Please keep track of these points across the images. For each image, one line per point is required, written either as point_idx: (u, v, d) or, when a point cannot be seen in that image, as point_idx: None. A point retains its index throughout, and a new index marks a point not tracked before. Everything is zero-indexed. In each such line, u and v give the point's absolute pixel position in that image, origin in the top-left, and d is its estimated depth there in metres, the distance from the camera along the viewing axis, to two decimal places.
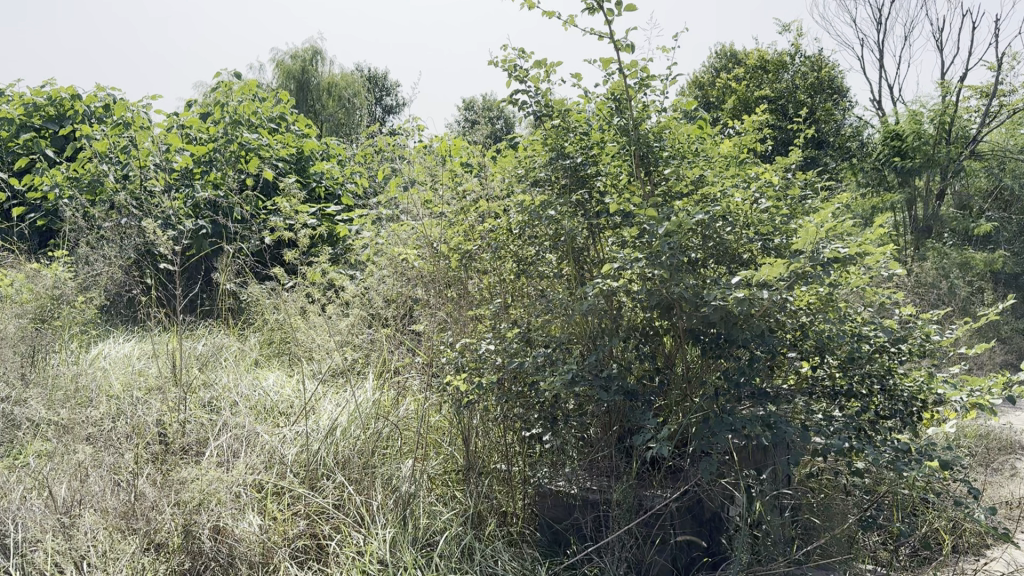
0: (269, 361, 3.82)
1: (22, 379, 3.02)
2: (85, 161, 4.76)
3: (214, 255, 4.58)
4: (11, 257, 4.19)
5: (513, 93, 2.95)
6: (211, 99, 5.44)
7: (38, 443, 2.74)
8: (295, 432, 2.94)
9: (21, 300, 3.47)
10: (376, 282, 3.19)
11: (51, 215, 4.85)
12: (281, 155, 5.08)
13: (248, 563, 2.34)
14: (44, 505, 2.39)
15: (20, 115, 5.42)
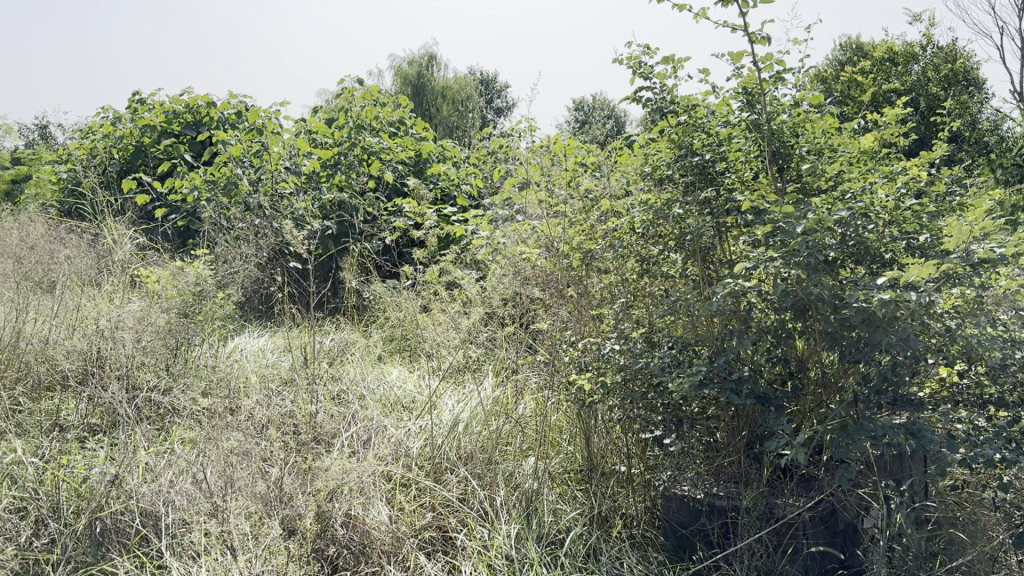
0: (391, 356, 3.94)
1: (169, 370, 3.21)
2: (221, 165, 5.01)
3: (341, 255, 4.75)
4: (155, 255, 4.48)
5: (637, 90, 2.85)
6: (335, 105, 5.64)
7: (183, 431, 2.91)
8: (419, 425, 3.04)
9: (167, 297, 3.73)
10: (496, 282, 3.25)
11: (190, 214, 5.14)
12: (402, 158, 5.20)
13: (379, 550, 2.42)
14: (193, 488, 2.54)
15: (161, 122, 5.78)
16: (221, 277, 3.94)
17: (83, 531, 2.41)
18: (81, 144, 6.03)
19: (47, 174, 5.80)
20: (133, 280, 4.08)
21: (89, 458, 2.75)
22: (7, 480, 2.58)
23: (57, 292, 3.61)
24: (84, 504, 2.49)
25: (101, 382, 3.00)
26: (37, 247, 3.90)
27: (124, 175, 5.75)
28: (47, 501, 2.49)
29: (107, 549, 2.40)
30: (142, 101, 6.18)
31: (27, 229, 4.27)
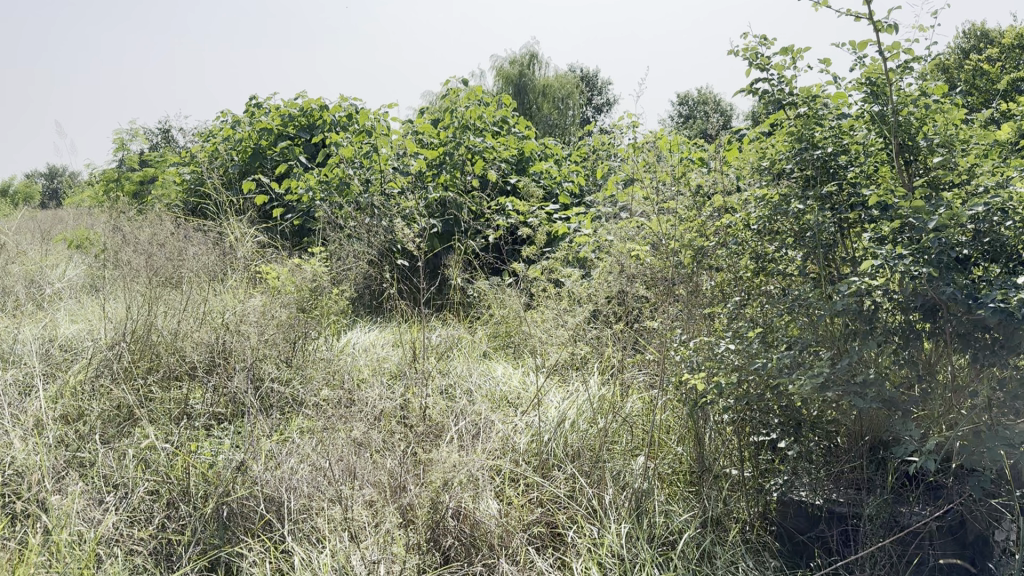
0: (496, 352, 3.98)
1: (290, 363, 3.37)
2: (333, 166, 5.19)
3: (448, 253, 4.85)
4: (273, 253, 4.69)
5: (753, 82, 2.78)
6: (441, 106, 5.76)
7: (303, 421, 3.04)
8: (526, 421, 3.07)
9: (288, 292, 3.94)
10: (604, 279, 3.24)
11: (305, 213, 5.33)
12: (506, 157, 5.26)
13: (489, 543, 2.46)
14: (313, 477, 2.64)
15: (278, 125, 6.03)
16: (335, 273, 4.16)
17: (211, 514, 2.52)
18: (203, 147, 6.34)
19: (173, 176, 6.13)
20: (253, 276, 4.29)
21: (215, 444, 2.88)
22: (142, 463, 2.73)
23: (183, 287, 3.81)
24: (212, 488, 2.61)
25: (227, 373, 3.15)
26: (166, 244, 4.12)
27: (243, 176, 6.01)
28: (178, 484, 2.62)
29: (233, 532, 2.51)
30: (258, 105, 6.45)
31: (156, 228, 4.52)
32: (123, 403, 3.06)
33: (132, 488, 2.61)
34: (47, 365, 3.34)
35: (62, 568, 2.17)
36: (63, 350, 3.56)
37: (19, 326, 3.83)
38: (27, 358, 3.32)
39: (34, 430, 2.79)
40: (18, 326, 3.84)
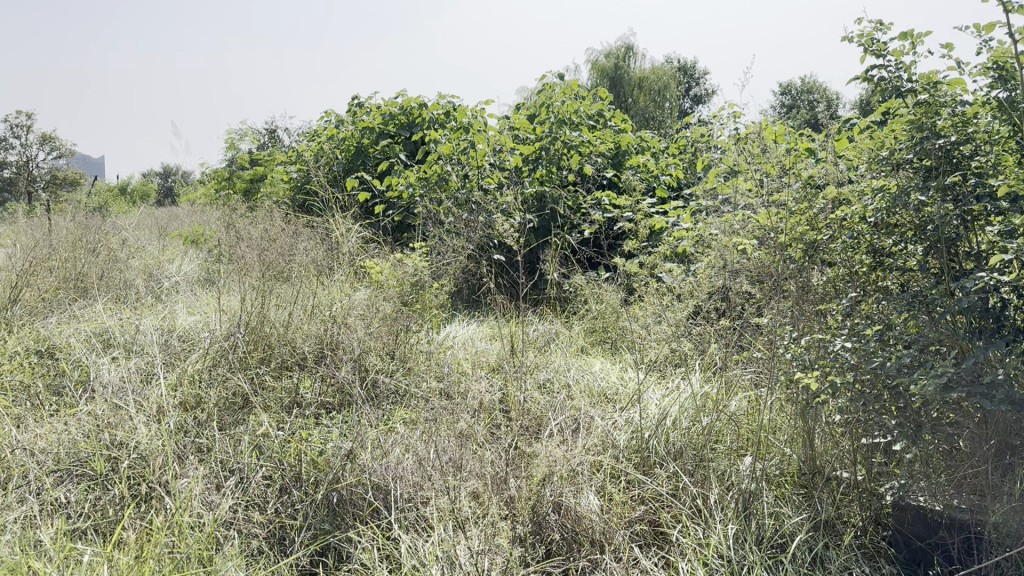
0: (594, 347, 3.97)
1: (394, 355, 3.52)
2: (432, 163, 5.29)
3: (545, 248, 4.88)
4: (374, 248, 4.81)
5: (868, 69, 2.67)
6: (538, 101, 5.78)
7: (407, 413, 3.12)
8: (626, 417, 3.06)
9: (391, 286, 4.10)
10: (707, 274, 3.19)
11: (405, 209, 5.45)
12: (602, 151, 5.24)
13: (590, 539, 2.46)
14: (418, 467, 2.69)
15: (379, 124, 6.18)
16: (436, 268, 4.24)
17: (321, 500, 2.63)
18: (308, 147, 6.57)
19: (280, 174, 6.38)
20: (357, 271, 4.42)
21: (324, 433, 2.99)
22: (257, 449, 2.85)
23: (292, 281, 3.96)
24: (322, 475, 2.72)
25: (335, 364, 3.30)
26: (276, 240, 4.29)
27: (346, 174, 6.20)
28: (291, 470, 2.73)
29: (342, 519, 2.59)
30: (360, 105, 6.62)
31: (265, 224, 4.71)
32: (239, 391, 3.20)
33: (248, 473, 2.73)
34: (168, 354, 3.52)
35: (185, 546, 2.28)
36: (181, 340, 3.75)
37: (141, 317, 4.06)
38: (149, 348, 3.52)
39: (158, 415, 2.95)
40: (141, 317, 4.07)
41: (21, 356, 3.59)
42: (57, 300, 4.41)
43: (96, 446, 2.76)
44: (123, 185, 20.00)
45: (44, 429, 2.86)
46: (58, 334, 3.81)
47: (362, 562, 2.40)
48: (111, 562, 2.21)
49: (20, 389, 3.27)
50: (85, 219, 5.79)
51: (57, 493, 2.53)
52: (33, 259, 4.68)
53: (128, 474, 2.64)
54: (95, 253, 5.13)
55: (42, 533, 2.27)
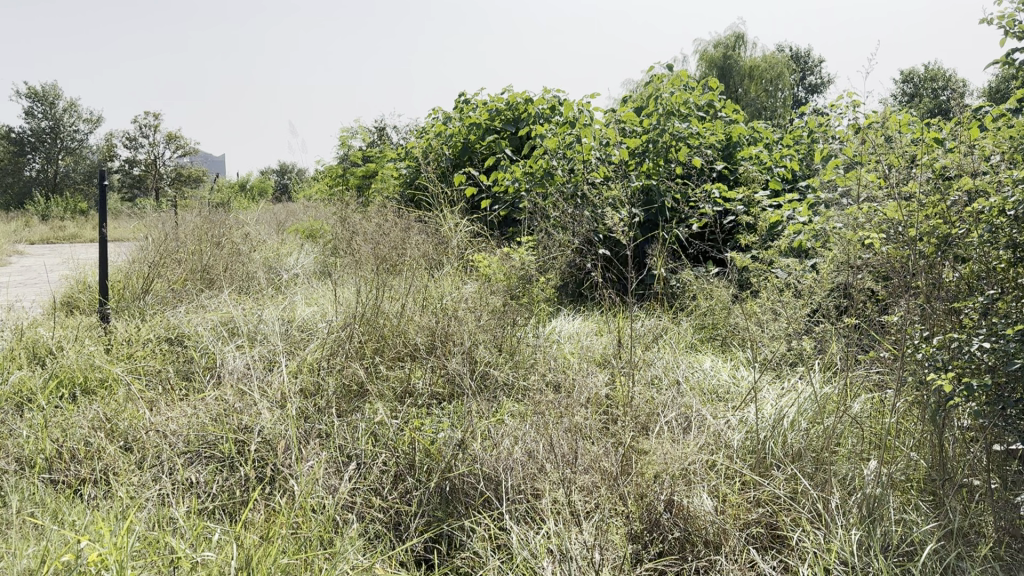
0: (703, 344, 3.91)
1: (502, 348, 3.57)
2: (539, 158, 5.32)
3: (653, 243, 4.85)
4: (481, 243, 4.88)
5: (1009, 52, 2.51)
6: (646, 93, 5.74)
7: (517, 406, 3.15)
8: (740, 417, 3.00)
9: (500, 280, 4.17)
10: (826, 271, 3.09)
11: (511, 204, 5.55)
12: (712, 142, 5.14)
13: (704, 539, 2.40)
14: (528, 461, 2.71)
15: (485, 120, 6.25)
16: (542, 262, 4.31)
17: (434, 488, 2.69)
18: (417, 144, 6.74)
19: (390, 171, 6.55)
20: (465, 265, 4.49)
21: (436, 423, 3.06)
22: (373, 436, 2.94)
23: (403, 274, 4.06)
24: (435, 463, 2.78)
25: (446, 354, 3.37)
26: (388, 234, 4.42)
27: (453, 169, 6.31)
28: (405, 458, 2.81)
29: (454, 507, 2.63)
30: (467, 101, 6.72)
31: (377, 219, 4.85)
32: (355, 380, 3.31)
33: (365, 460, 2.81)
34: (289, 343, 3.68)
35: (307, 529, 2.36)
36: (300, 330, 3.91)
37: (263, 308, 4.26)
38: (271, 337, 3.68)
39: (280, 402, 3.08)
40: (263, 308, 4.27)
41: (155, 343, 3.82)
42: (187, 291, 4.69)
43: (224, 429, 2.90)
44: (243, 181, 21.08)
45: (177, 411, 3.03)
46: (188, 323, 4.04)
47: (474, 551, 2.42)
48: (239, 540, 2.31)
49: (155, 373, 3.48)
50: (209, 214, 6.10)
51: (189, 473, 2.67)
52: (165, 252, 4.98)
53: (253, 457, 2.76)
54: (219, 246, 5.42)
55: (177, 511, 2.40)
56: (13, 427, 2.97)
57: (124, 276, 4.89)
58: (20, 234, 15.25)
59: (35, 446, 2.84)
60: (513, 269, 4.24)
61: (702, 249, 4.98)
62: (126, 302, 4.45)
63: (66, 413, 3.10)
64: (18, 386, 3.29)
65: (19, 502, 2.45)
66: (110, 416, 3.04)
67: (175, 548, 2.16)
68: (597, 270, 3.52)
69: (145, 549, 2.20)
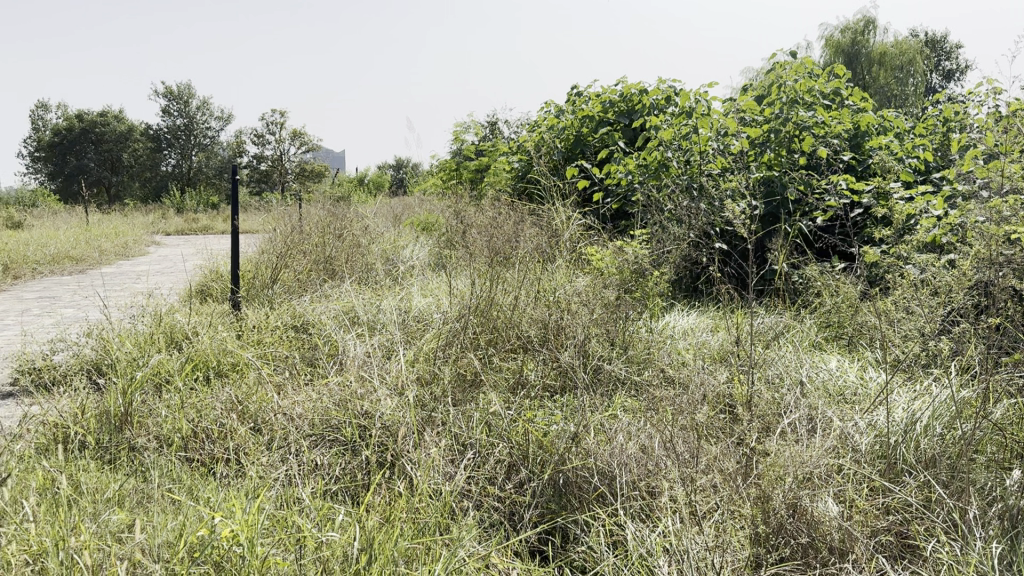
0: (826, 344, 3.78)
1: (616, 342, 3.55)
2: (654, 150, 5.28)
3: (775, 238, 4.76)
4: (593, 236, 4.87)
5: None
6: (768, 82, 5.60)
7: (630, 401, 3.13)
8: (868, 420, 2.88)
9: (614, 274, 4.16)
10: (963, 267, 2.92)
11: (624, 197, 5.55)
12: (838, 132, 4.96)
13: (829, 546, 2.29)
14: (643, 457, 2.67)
15: (599, 112, 6.24)
16: (656, 256, 4.28)
17: (549, 481, 2.69)
18: (529, 137, 6.80)
19: (503, 164, 6.64)
20: (577, 259, 4.50)
21: (549, 415, 3.07)
22: (488, 426, 2.98)
23: (516, 266, 4.11)
24: (548, 456, 2.79)
25: (558, 346, 3.39)
26: (502, 227, 4.48)
27: (566, 162, 6.33)
28: (519, 449, 2.83)
29: (568, 500, 2.63)
30: (580, 93, 6.73)
31: (490, 212, 4.92)
32: (469, 370, 3.37)
33: (481, 449, 2.85)
34: (407, 333, 3.80)
35: (426, 514, 2.41)
36: (417, 321, 4.03)
37: (382, 298, 4.40)
38: (390, 326, 3.79)
39: (398, 389, 3.18)
40: (381, 298, 4.41)
41: (283, 330, 4.01)
42: (311, 280, 4.90)
43: (346, 414, 3.00)
44: (361, 175, 21.86)
45: (302, 396, 3.16)
46: (312, 311, 4.23)
47: (590, 545, 2.41)
48: (360, 522, 2.38)
49: (282, 359, 3.66)
50: (330, 207, 6.33)
51: (314, 455, 2.78)
52: (292, 243, 5.23)
53: (374, 442, 2.85)
54: (340, 238, 5.64)
55: (303, 491, 2.49)
56: (154, 406, 3.17)
57: (253, 266, 5.15)
58: (157, 227, 16.29)
59: (173, 424, 3.02)
60: (626, 262, 4.20)
61: (828, 245, 4.84)
62: (255, 290, 4.67)
63: (201, 394, 3.28)
64: (157, 367, 3.50)
65: (158, 477, 2.60)
66: (241, 399, 3.20)
67: (302, 527, 2.25)
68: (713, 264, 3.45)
69: (274, 527, 2.30)
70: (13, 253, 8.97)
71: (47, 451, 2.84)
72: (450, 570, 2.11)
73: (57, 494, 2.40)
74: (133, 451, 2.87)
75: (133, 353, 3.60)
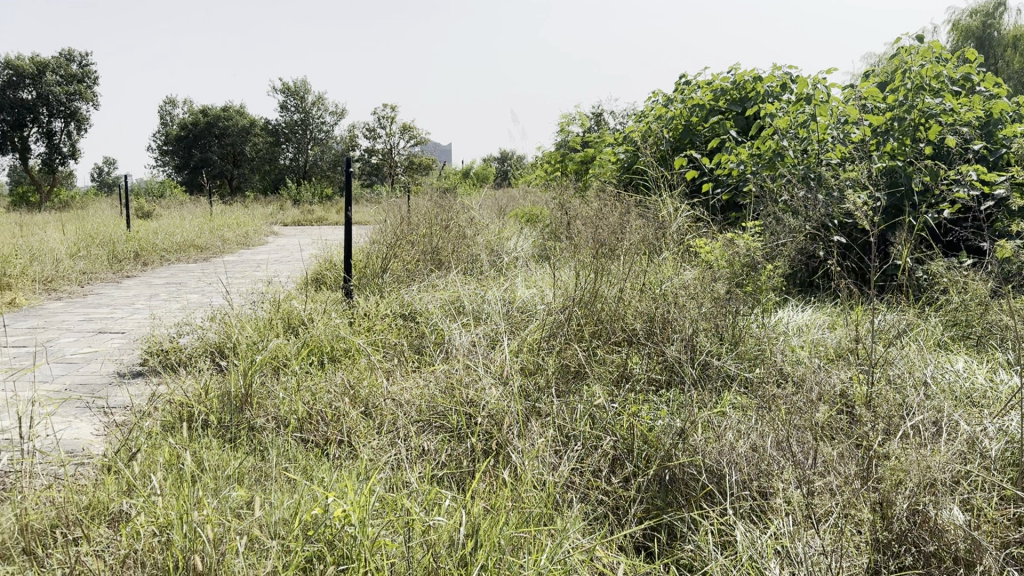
0: (953, 344, 3.60)
1: (724, 338, 3.47)
2: (768, 139, 5.14)
3: (899, 231, 4.58)
4: (702, 228, 4.77)
5: None
6: (892, 67, 5.37)
7: (739, 398, 3.06)
8: (999, 425, 2.71)
9: (724, 267, 4.06)
10: None
11: (735, 188, 5.42)
12: (969, 120, 4.71)
13: (953, 556, 2.16)
14: (753, 456, 2.60)
15: (710, 101, 6.11)
16: (769, 249, 4.16)
17: (654, 476, 2.66)
18: (636, 127, 6.73)
19: (609, 155, 6.61)
20: (685, 252, 4.42)
21: (654, 409, 3.03)
22: (592, 419, 2.97)
23: (622, 258, 4.07)
24: (654, 451, 2.75)
25: (664, 340, 3.33)
26: (607, 218, 4.44)
27: (675, 153, 6.25)
28: (624, 442, 2.81)
29: (674, 497, 2.59)
30: (690, 82, 6.60)
31: (596, 203, 4.89)
32: (574, 361, 3.37)
33: (583, 442, 2.85)
34: (512, 324, 3.83)
35: (531, 504, 2.42)
36: (521, 311, 4.06)
37: (486, 289, 4.45)
38: (494, 317, 3.83)
39: (504, 379, 3.21)
40: (486, 288, 4.46)
41: (391, 318, 4.12)
42: (419, 270, 5.02)
43: (452, 401, 3.05)
44: (469, 168, 22.19)
45: (410, 382, 3.24)
46: (420, 300, 4.32)
47: (697, 544, 2.36)
48: (466, 508, 2.41)
49: (391, 346, 3.77)
50: (437, 198, 6.43)
51: (422, 441, 2.84)
52: (401, 234, 5.36)
53: (479, 431, 2.88)
54: (447, 229, 5.74)
55: (412, 476, 2.55)
56: (271, 388, 3.31)
57: (364, 256, 5.31)
58: (275, 218, 17.02)
59: (289, 406, 3.14)
60: (736, 255, 4.09)
61: (958, 239, 4.61)
62: (366, 279, 4.81)
63: (315, 378, 3.40)
64: (275, 351, 3.66)
65: (276, 456, 2.72)
66: (352, 384, 3.30)
67: (410, 510, 2.30)
68: (831, 258, 3.30)
69: (383, 509, 2.36)
70: (143, 240, 9.51)
71: (174, 428, 3.00)
72: (555, 561, 2.10)
73: (183, 469, 2.54)
74: (253, 430, 3.01)
75: (253, 337, 3.77)
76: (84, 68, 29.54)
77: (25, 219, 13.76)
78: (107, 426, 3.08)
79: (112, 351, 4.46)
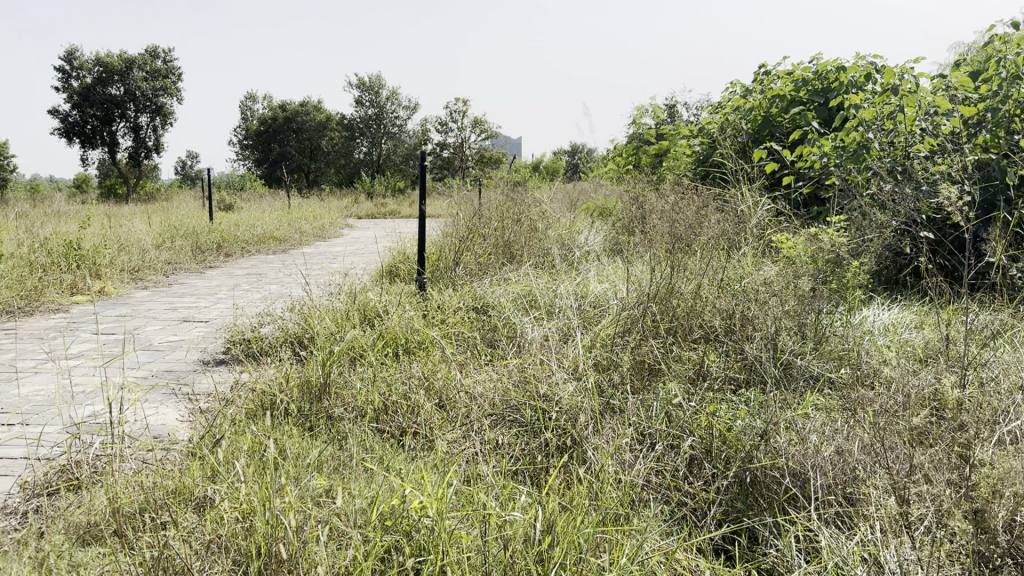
0: None
1: (806, 335, 3.36)
2: (852, 130, 4.98)
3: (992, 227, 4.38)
4: (781, 223, 4.63)
5: None
6: (987, 55, 5.13)
7: (823, 399, 2.95)
8: None
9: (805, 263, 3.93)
10: None
11: (817, 181, 5.28)
12: None
13: None
14: (839, 459, 2.50)
15: (790, 91, 5.97)
16: (854, 245, 4.01)
17: (735, 478, 2.58)
18: (713, 119, 6.62)
19: (685, 148, 6.52)
20: (764, 247, 4.30)
21: (733, 408, 2.95)
22: (668, 417, 2.91)
23: (699, 253, 3.99)
24: (734, 452, 2.68)
25: (743, 337, 3.24)
26: (684, 211, 4.36)
27: (754, 145, 6.12)
28: (702, 442, 2.74)
29: (756, 501, 2.51)
30: (770, 72, 6.46)
31: (672, 197, 4.80)
32: (650, 357, 3.31)
33: (660, 440, 2.79)
34: (586, 318, 3.79)
35: (608, 502, 2.37)
36: (594, 306, 4.02)
37: (559, 283, 4.41)
38: (567, 310, 3.79)
39: (579, 374, 3.17)
40: (559, 282, 4.44)
41: (465, 311, 4.14)
42: (492, 263, 5.02)
43: (526, 396, 3.03)
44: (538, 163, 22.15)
45: (484, 375, 3.24)
46: (493, 294, 4.32)
47: (781, 549, 2.28)
48: (542, 504, 2.39)
49: (464, 339, 3.78)
50: (509, 192, 6.43)
51: (496, 435, 2.83)
52: (473, 227, 5.38)
53: (553, 426, 2.86)
54: (519, 222, 5.73)
55: (487, 470, 2.53)
56: (349, 378, 3.35)
57: (437, 248, 5.35)
58: (348, 210, 17.33)
59: (365, 397, 3.18)
60: (819, 251, 3.96)
61: None
62: (440, 272, 4.83)
63: (390, 369, 3.43)
64: (352, 342, 3.70)
65: (353, 446, 2.74)
66: (427, 376, 3.31)
67: (486, 503, 2.28)
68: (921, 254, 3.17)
69: (460, 501, 2.35)
70: (224, 231, 9.78)
71: (255, 416, 3.06)
72: (637, 561, 2.06)
73: (264, 456, 2.58)
74: (330, 420, 3.05)
75: (330, 328, 3.83)
76: (168, 64, 30.62)
77: (116, 211, 14.31)
78: (192, 413, 3.16)
79: (196, 339, 4.60)
